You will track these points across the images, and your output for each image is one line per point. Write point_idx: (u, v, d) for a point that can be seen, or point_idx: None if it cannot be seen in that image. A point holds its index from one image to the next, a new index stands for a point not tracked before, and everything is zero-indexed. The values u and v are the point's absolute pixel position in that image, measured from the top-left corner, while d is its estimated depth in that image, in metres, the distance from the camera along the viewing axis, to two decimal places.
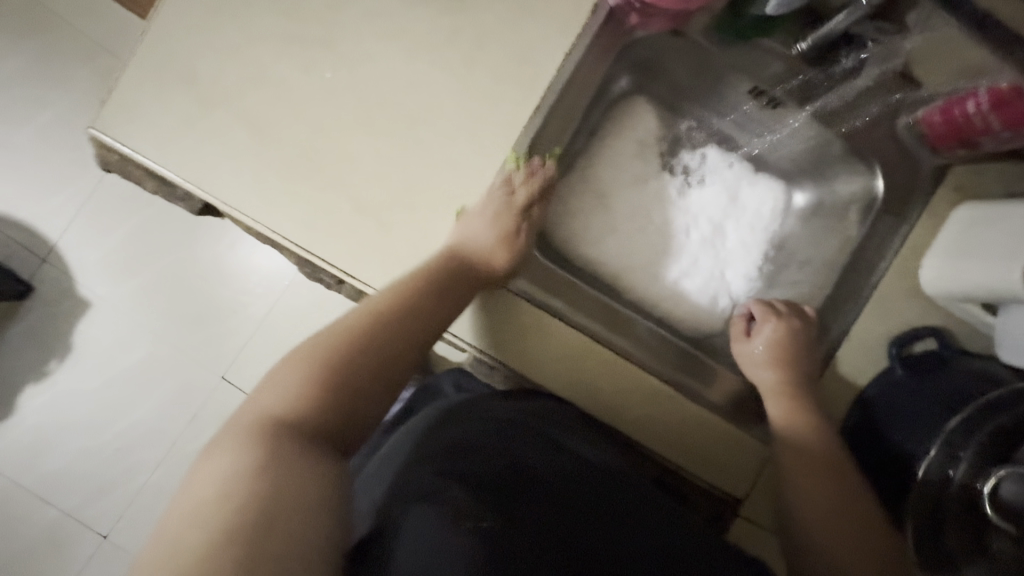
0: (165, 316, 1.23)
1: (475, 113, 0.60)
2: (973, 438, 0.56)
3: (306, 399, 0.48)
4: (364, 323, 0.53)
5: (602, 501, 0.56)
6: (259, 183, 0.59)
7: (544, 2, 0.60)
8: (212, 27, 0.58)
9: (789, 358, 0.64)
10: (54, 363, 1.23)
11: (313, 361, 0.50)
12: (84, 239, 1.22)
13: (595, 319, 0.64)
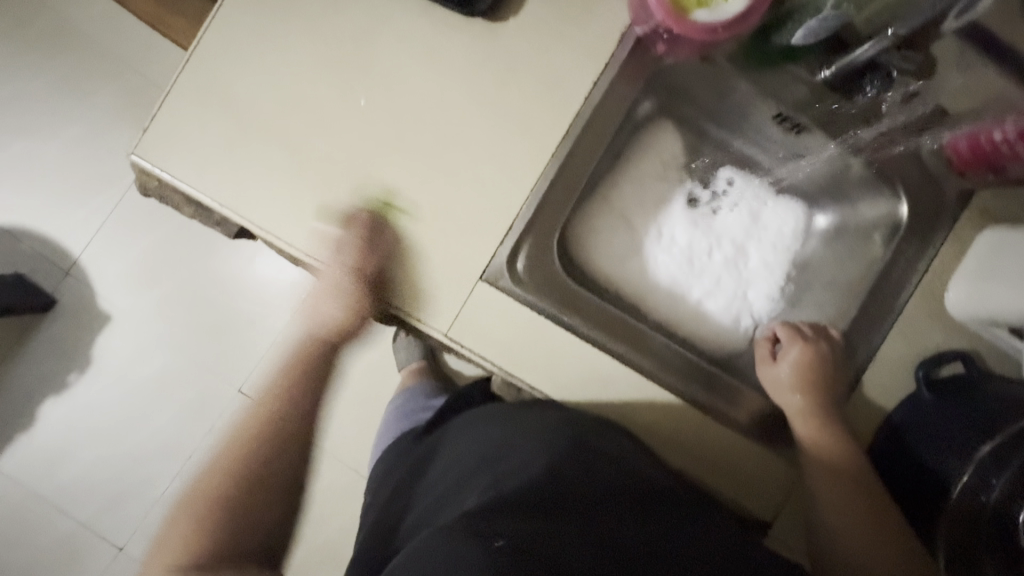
0: (184, 329, 1.25)
1: (505, 137, 0.61)
2: (1006, 466, 0.56)
3: (223, 505, 0.53)
4: (256, 436, 0.58)
5: (635, 514, 0.51)
6: (294, 208, 0.60)
7: (573, 28, 0.61)
8: (248, 54, 0.59)
9: (817, 381, 0.64)
10: (74, 374, 1.24)
11: (228, 473, 0.55)
12: (107, 253, 1.24)
13: (614, 338, 0.64)
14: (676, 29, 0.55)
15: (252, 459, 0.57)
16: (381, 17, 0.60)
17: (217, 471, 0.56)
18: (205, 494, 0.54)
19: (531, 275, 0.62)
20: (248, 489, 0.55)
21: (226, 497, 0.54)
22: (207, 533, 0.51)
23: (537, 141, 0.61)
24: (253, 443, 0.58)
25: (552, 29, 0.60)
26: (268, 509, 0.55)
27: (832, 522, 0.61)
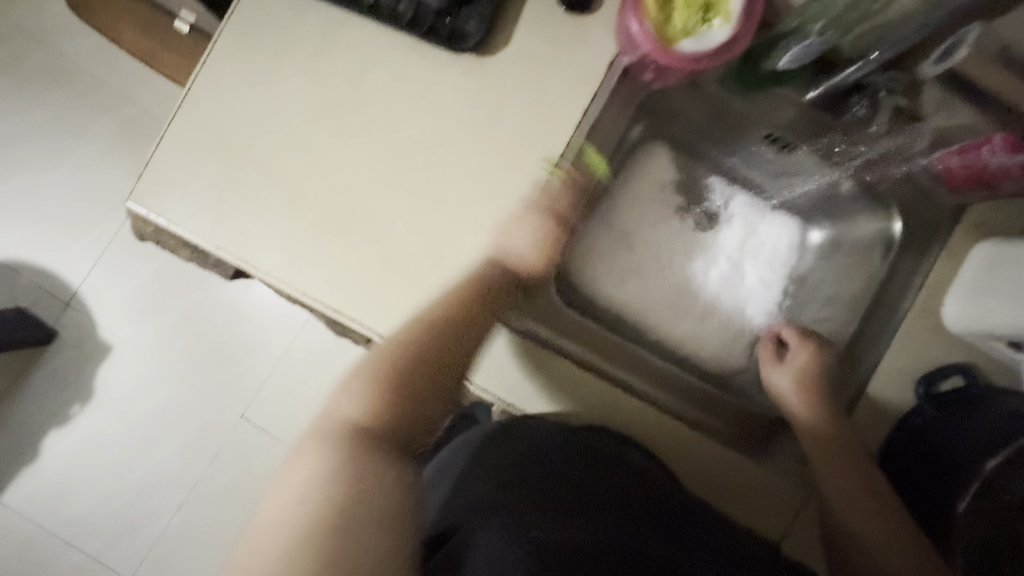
0: (187, 357, 1.25)
1: (500, 170, 0.61)
2: (1019, 481, 0.55)
3: (381, 382, 0.48)
4: (429, 326, 0.52)
5: (653, 508, 0.55)
6: (292, 249, 0.60)
7: (562, 60, 0.61)
8: (240, 96, 0.60)
9: (813, 383, 0.64)
10: (77, 406, 1.24)
11: (425, 358, 0.50)
12: (108, 284, 1.25)
13: (599, 355, 0.66)
14: (662, 60, 0.56)
15: (420, 352, 0.50)
16: (372, 57, 0.60)
17: (358, 371, 0.49)
18: (366, 366, 0.50)
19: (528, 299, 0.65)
20: (409, 381, 0.49)
21: (400, 379, 0.49)
22: (368, 397, 0.47)
23: (531, 172, 0.61)
24: (444, 322, 0.52)
25: (541, 61, 0.61)
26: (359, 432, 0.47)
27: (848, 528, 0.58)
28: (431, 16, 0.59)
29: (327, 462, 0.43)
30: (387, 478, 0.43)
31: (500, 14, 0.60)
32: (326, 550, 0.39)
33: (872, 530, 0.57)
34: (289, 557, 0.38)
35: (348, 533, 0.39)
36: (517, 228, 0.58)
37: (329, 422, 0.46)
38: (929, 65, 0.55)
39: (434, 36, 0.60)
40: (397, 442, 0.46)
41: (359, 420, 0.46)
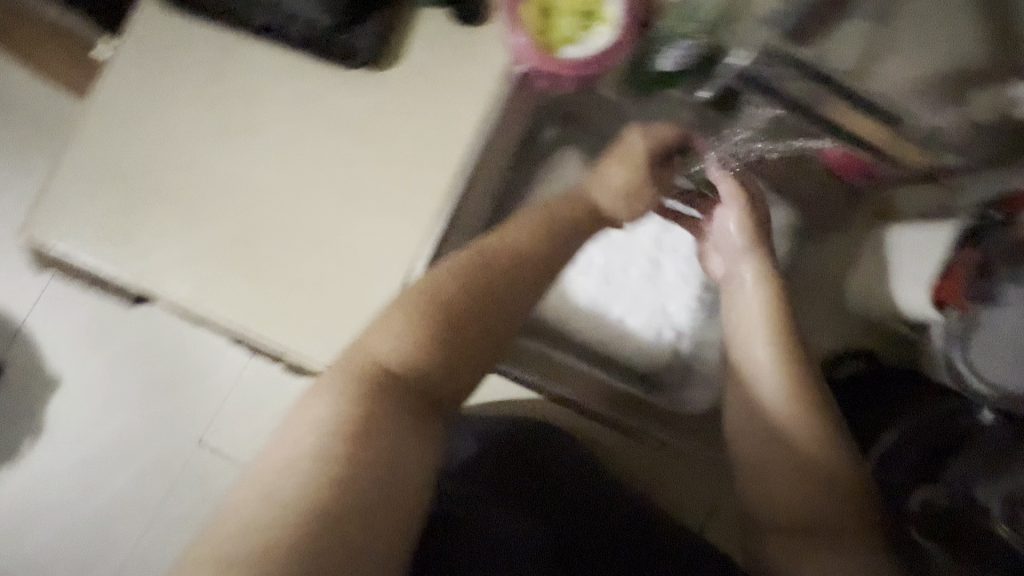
0: (139, 387, 1.19)
1: (399, 180, 0.61)
2: (914, 447, 0.57)
3: (431, 340, 0.44)
4: (526, 258, 0.49)
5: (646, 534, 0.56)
6: (194, 270, 0.60)
7: (457, 71, 0.61)
8: (139, 123, 0.60)
9: (761, 225, 0.61)
10: (27, 439, 1.21)
11: (475, 295, 0.46)
12: (56, 316, 1.21)
13: (531, 368, 0.67)
14: (547, 67, 0.58)
15: (473, 302, 0.46)
16: (266, 76, 0.61)
17: (419, 319, 0.44)
18: (435, 302, 0.45)
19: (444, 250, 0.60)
20: (467, 329, 0.45)
21: (452, 325, 0.44)
22: (409, 346, 0.43)
23: (430, 181, 0.61)
24: (510, 261, 0.48)
25: (436, 73, 0.62)
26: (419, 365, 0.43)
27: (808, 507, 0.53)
28: (321, 35, 0.60)
29: (357, 405, 0.40)
30: (413, 444, 0.41)
31: (390, 29, 0.62)
32: (337, 479, 0.37)
33: (817, 518, 0.52)
34: (292, 493, 0.36)
35: (359, 472, 0.38)
36: (614, 172, 0.59)
37: (364, 377, 0.42)
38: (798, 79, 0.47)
39: (325, 54, 0.60)
40: (429, 394, 0.44)
41: (391, 368, 0.43)
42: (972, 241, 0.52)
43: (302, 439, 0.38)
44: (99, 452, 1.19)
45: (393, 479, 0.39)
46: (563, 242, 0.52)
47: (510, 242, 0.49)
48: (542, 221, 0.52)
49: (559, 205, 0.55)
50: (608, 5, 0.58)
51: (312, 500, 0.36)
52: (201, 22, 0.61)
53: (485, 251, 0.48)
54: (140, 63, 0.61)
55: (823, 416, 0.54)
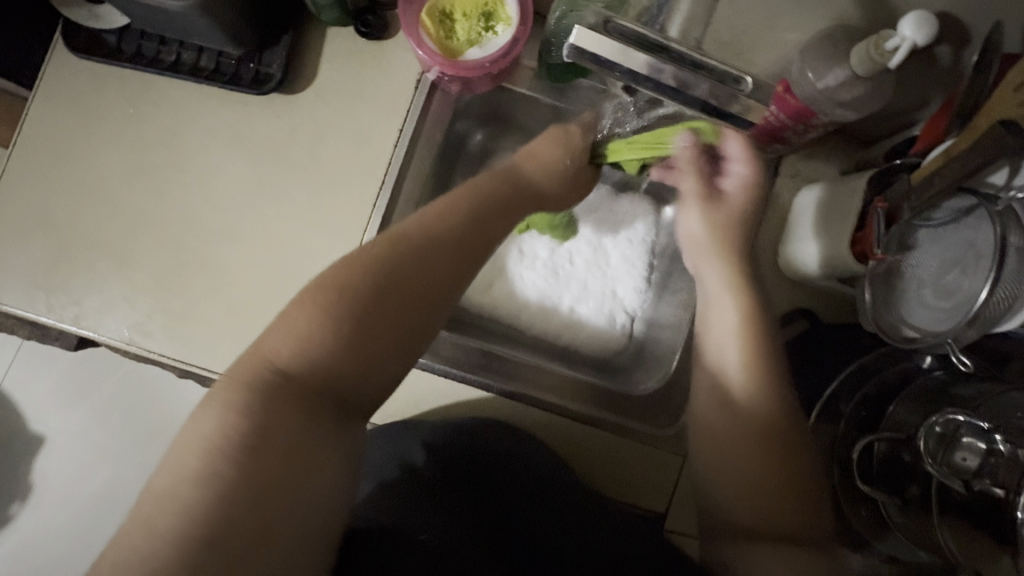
0: (122, 438, 1.10)
1: (326, 199, 0.63)
2: (859, 391, 0.58)
3: (338, 339, 0.44)
4: (427, 251, 0.48)
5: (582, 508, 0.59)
6: (130, 307, 0.60)
7: (372, 87, 0.64)
8: (67, 172, 0.62)
9: (738, 226, 0.56)
10: (16, 506, 1.10)
11: (378, 294, 0.46)
12: (29, 375, 1.11)
13: (464, 365, 0.67)
14: (451, 71, 0.59)
15: (377, 300, 0.46)
16: (185, 112, 0.63)
17: (325, 318, 0.44)
18: (346, 299, 0.45)
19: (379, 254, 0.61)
20: (372, 328, 0.45)
21: (351, 329, 0.45)
22: (315, 346, 0.44)
23: (356, 197, 0.63)
24: (406, 258, 0.48)
25: (351, 91, 0.64)
26: (316, 366, 0.44)
27: (733, 475, 0.53)
28: (234, 64, 0.62)
29: (252, 413, 0.41)
30: (316, 448, 0.42)
31: (302, 51, 0.64)
32: (222, 493, 0.38)
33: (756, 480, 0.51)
34: (195, 487, 0.38)
35: (259, 471, 0.39)
36: (541, 149, 0.57)
37: (262, 377, 0.42)
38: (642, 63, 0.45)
39: (238, 82, 0.62)
40: (330, 395, 0.44)
41: (289, 369, 0.43)
42: (881, 196, 0.53)
43: (193, 450, 0.39)
44: (94, 512, 1.09)
45: (296, 480, 0.40)
46: (468, 234, 0.51)
47: (406, 241, 0.48)
48: (446, 211, 0.51)
49: (467, 194, 0.52)
50: (506, 5, 0.58)
51: (210, 502, 0.37)
52: (111, 64, 0.62)
53: (389, 242, 0.48)
54: (58, 111, 0.62)
55: (769, 380, 0.53)
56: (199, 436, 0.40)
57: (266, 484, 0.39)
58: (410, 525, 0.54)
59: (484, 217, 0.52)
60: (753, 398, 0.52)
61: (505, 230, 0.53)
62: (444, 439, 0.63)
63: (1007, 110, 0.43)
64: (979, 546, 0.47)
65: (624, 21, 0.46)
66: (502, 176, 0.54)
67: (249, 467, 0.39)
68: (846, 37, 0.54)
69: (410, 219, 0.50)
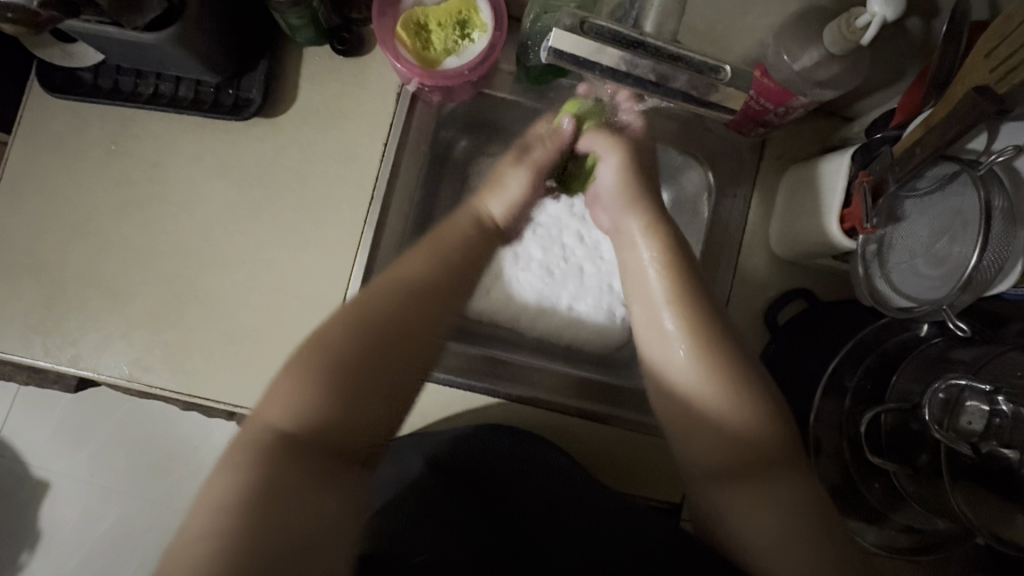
0: (129, 474, 1.09)
1: (314, 218, 0.63)
2: (862, 365, 0.58)
3: (331, 391, 0.44)
4: (401, 301, 0.50)
5: (590, 505, 0.59)
6: (127, 342, 0.60)
7: (353, 104, 0.64)
8: (51, 212, 0.62)
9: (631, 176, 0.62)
10: (26, 554, 1.09)
11: (361, 351, 0.46)
12: (29, 418, 1.09)
13: (475, 373, 0.68)
14: (430, 82, 0.59)
15: (362, 356, 0.46)
16: (167, 144, 0.62)
17: (309, 382, 0.44)
18: (330, 364, 0.45)
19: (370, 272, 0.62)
20: (363, 382, 0.46)
21: (341, 383, 0.45)
22: (316, 404, 0.44)
23: (344, 214, 0.63)
24: (385, 315, 0.49)
25: (333, 109, 0.64)
26: (341, 394, 0.45)
27: (694, 444, 0.54)
28: (213, 92, 0.62)
29: (257, 449, 0.42)
30: (327, 478, 0.42)
31: (279, 73, 0.64)
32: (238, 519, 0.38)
33: (720, 451, 0.52)
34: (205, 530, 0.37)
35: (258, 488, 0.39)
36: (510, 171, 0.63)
37: (265, 429, 0.43)
38: (619, 60, 0.46)
39: (219, 110, 0.62)
40: (327, 447, 0.43)
41: (294, 430, 0.43)
42: (866, 170, 0.54)
43: (206, 495, 0.39)
44: (106, 554, 1.08)
45: (315, 504, 0.41)
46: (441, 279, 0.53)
47: (380, 298, 0.50)
48: (416, 266, 0.53)
49: (446, 240, 0.56)
50: (480, 12, 0.59)
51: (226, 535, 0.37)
52: (89, 101, 0.61)
53: (407, 273, 0.52)
54: (40, 153, 0.62)
55: (712, 336, 0.53)
56: (216, 479, 0.40)
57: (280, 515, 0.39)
58: (418, 542, 0.54)
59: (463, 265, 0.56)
60: (708, 390, 0.52)
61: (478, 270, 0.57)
62: (447, 451, 0.63)
63: (980, 77, 0.43)
64: (993, 508, 0.47)
65: (599, 20, 0.46)
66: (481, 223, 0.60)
67: (263, 497, 0.39)
68: (817, 17, 0.55)
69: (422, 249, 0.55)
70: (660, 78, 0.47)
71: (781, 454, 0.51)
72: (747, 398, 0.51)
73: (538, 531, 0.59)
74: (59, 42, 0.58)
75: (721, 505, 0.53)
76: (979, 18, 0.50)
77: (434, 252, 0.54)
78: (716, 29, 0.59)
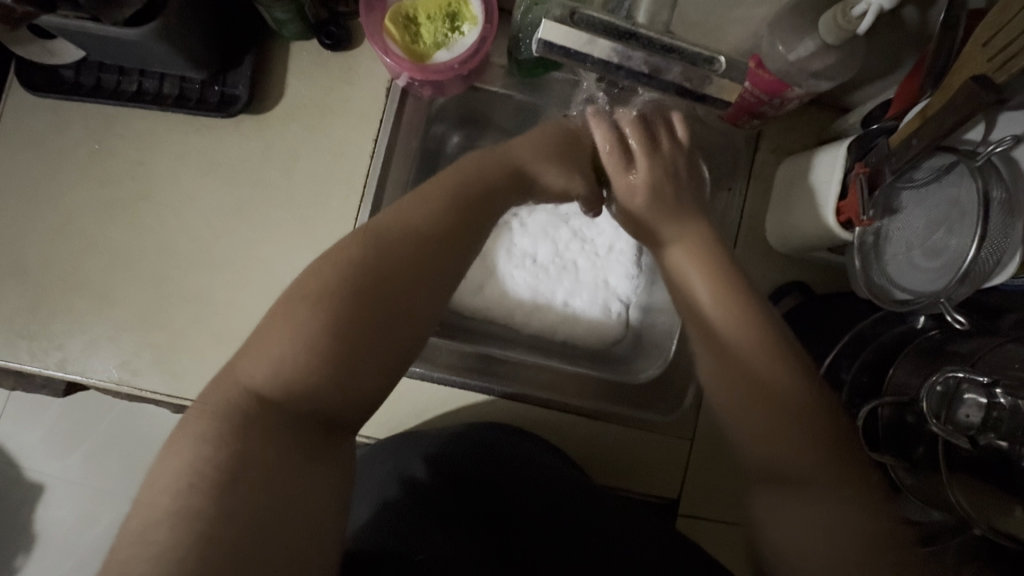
0: (124, 475, 1.08)
1: (303, 216, 0.62)
2: (858, 358, 0.59)
3: (314, 353, 0.42)
4: (382, 257, 0.46)
5: (584, 509, 0.59)
6: (114, 345, 0.59)
7: (341, 100, 0.63)
8: (34, 212, 0.60)
9: None
10: (21, 557, 1.08)
11: (352, 303, 0.43)
12: (20, 422, 1.08)
13: (459, 369, 0.67)
14: (420, 77, 0.58)
15: (341, 318, 0.43)
16: (152, 142, 0.61)
17: (288, 347, 0.42)
18: (306, 327, 0.42)
19: None
20: (349, 345, 0.43)
21: (329, 342, 0.42)
22: (295, 368, 0.41)
23: (335, 212, 0.62)
24: (362, 271, 0.45)
25: (322, 105, 0.63)
26: (325, 360, 0.42)
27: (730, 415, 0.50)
28: (198, 89, 0.61)
29: (219, 431, 0.39)
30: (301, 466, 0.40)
31: (266, 69, 0.62)
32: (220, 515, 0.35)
33: (766, 429, 0.47)
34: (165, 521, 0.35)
35: (236, 501, 0.36)
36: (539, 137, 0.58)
37: (234, 402, 0.40)
38: (610, 51, 0.45)
39: (205, 107, 0.61)
40: (317, 418, 0.42)
41: (280, 397, 0.41)
42: (862, 162, 0.53)
43: (168, 488, 0.36)
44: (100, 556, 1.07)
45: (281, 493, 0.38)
46: (433, 230, 0.48)
47: (354, 254, 0.46)
48: (405, 220, 0.48)
49: (444, 194, 0.50)
50: (470, 4, 0.58)
51: (189, 519, 0.35)
52: (71, 99, 0.60)
53: (397, 223, 0.48)
54: (21, 154, 0.61)
55: (749, 310, 0.51)
56: (171, 467, 0.37)
57: (237, 503, 0.36)
58: (408, 547, 0.54)
59: (465, 223, 0.50)
60: (758, 362, 0.48)
61: (480, 225, 0.52)
62: (440, 449, 0.62)
63: (977, 67, 0.43)
64: (988, 500, 0.48)
65: (590, 11, 0.45)
66: (504, 199, 0.55)
67: (226, 483, 0.37)
68: (813, 6, 0.54)
69: (417, 194, 0.50)
70: (654, 69, 0.46)
71: (832, 430, 0.46)
72: (786, 370, 0.48)
73: (538, 531, 0.59)
74: (38, 39, 0.57)
75: (768, 501, 0.46)
76: (977, 7, 0.49)
77: (430, 197, 0.50)
78: (709, 20, 0.58)
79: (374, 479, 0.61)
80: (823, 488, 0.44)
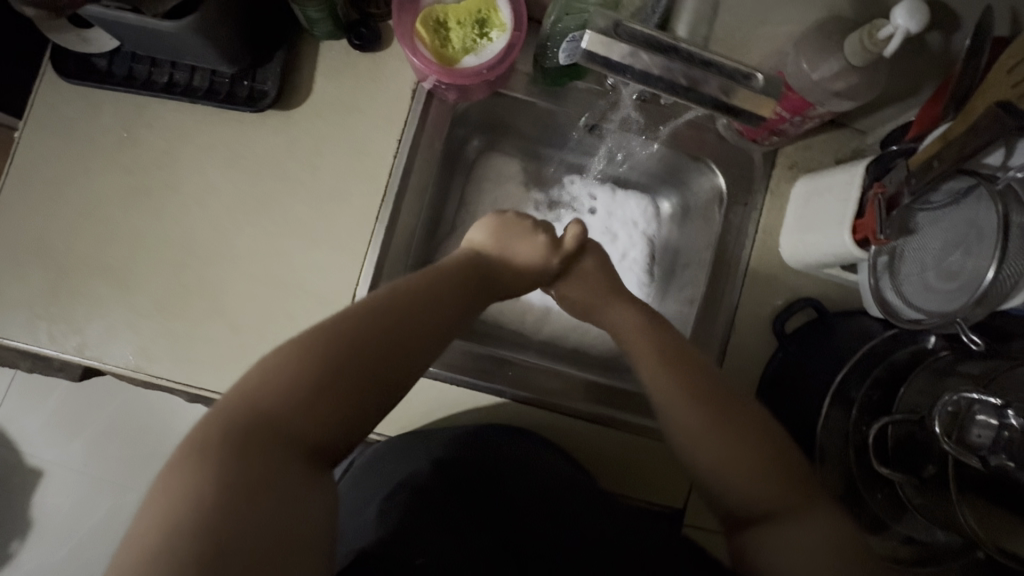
0: (124, 464, 1.08)
1: (326, 214, 0.63)
2: (868, 377, 0.58)
3: (344, 342, 0.44)
4: (421, 284, 0.51)
5: (586, 508, 0.59)
6: (130, 331, 0.60)
7: (369, 99, 0.64)
8: (60, 198, 0.61)
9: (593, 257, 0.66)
10: (16, 542, 1.07)
11: (384, 315, 0.47)
12: (24, 408, 1.08)
13: (467, 370, 0.68)
14: (447, 79, 0.59)
15: (376, 328, 0.46)
16: (180, 134, 0.62)
17: (339, 336, 0.45)
18: (350, 325, 0.46)
19: (382, 271, 0.63)
20: (379, 350, 0.46)
21: (358, 345, 0.45)
22: (332, 354, 0.44)
23: (355, 207, 0.63)
24: (379, 308, 0.48)
25: (348, 103, 0.64)
26: (358, 356, 0.45)
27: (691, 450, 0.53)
28: (228, 82, 0.62)
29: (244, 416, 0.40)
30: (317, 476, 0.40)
31: (295, 66, 0.63)
32: (223, 504, 0.35)
33: (741, 462, 0.50)
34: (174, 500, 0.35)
35: (239, 487, 0.36)
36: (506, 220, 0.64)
37: (255, 393, 0.41)
38: (644, 58, 0.46)
39: (233, 100, 0.62)
40: (343, 400, 0.43)
41: (316, 379, 0.42)
42: (880, 181, 0.54)
43: (184, 468, 0.37)
44: (98, 544, 1.07)
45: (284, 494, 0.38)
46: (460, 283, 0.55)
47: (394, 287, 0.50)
48: (426, 284, 0.52)
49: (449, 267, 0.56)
50: (500, 12, 0.59)
51: (203, 501, 0.35)
52: (102, 88, 0.61)
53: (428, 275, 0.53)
54: (52, 139, 0.61)
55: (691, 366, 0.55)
56: (203, 454, 0.37)
57: (251, 487, 0.37)
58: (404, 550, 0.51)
59: (464, 286, 0.55)
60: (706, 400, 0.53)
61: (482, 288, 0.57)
62: (447, 454, 0.62)
63: (1002, 93, 0.43)
64: (996, 521, 0.49)
65: (632, 23, 0.47)
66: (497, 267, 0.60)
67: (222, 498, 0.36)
68: (837, 28, 0.55)
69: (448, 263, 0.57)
70: (688, 77, 0.47)
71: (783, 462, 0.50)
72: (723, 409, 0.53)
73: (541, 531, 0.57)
74: (75, 27, 0.59)
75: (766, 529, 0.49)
76: (1002, 34, 0.50)
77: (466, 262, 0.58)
78: (736, 37, 0.59)
79: (375, 484, 0.62)
80: (801, 524, 0.47)
